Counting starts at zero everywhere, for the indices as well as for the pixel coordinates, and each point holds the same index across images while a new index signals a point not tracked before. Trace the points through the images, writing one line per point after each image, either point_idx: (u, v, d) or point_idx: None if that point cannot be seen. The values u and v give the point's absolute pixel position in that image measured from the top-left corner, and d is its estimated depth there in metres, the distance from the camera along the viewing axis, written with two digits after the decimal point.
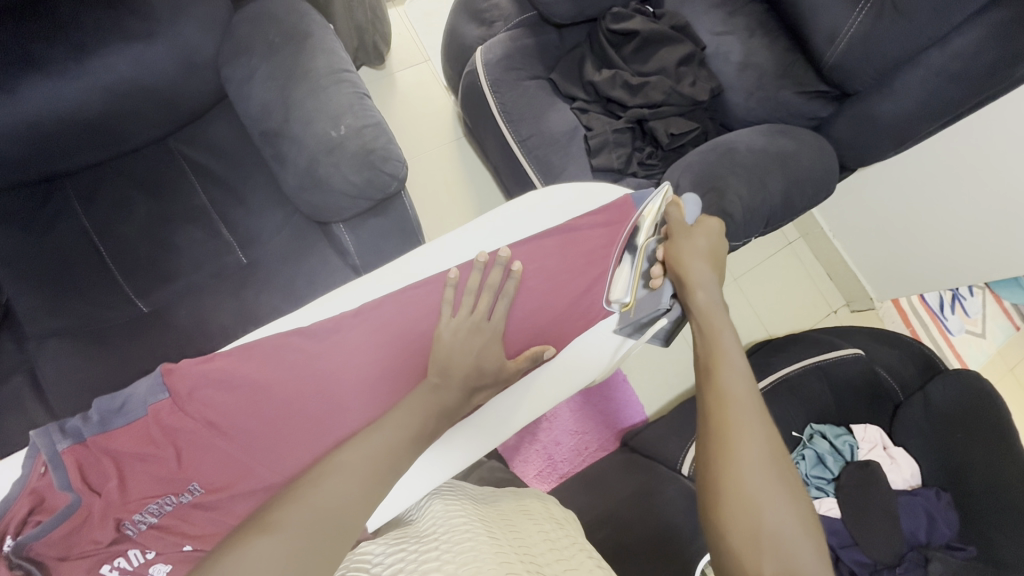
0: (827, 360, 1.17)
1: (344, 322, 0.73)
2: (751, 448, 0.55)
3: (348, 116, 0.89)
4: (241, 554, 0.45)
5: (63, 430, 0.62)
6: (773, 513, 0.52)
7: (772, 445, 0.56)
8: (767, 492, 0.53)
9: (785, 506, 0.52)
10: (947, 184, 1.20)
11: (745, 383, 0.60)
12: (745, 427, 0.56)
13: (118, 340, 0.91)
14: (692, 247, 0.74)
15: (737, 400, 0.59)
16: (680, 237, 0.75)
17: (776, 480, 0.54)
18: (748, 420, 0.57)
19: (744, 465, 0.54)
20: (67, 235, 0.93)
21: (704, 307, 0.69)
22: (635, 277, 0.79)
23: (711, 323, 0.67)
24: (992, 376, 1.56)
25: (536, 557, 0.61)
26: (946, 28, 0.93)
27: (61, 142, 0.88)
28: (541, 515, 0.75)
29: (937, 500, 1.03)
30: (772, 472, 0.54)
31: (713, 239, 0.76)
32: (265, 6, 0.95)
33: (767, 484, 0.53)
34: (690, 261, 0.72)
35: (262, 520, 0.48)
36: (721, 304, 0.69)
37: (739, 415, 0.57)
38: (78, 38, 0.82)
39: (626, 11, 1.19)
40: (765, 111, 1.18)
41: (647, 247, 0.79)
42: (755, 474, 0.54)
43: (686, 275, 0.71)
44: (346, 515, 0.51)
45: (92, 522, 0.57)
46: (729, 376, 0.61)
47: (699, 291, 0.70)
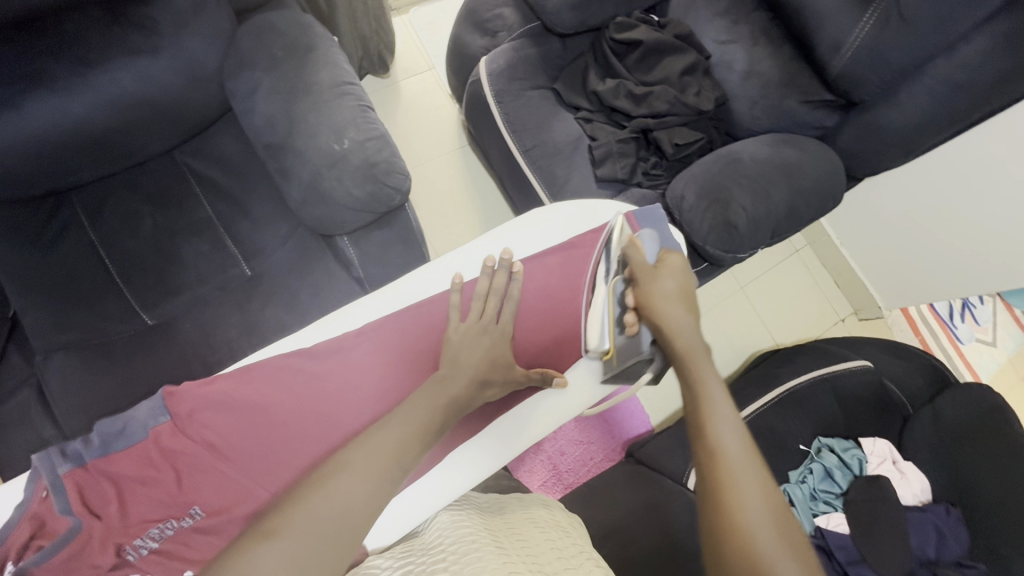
0: (836, 372, 1.16)
1: (346, 342, 0.73)
2: (753, 512, 0.51)
3: (350, 130, 0.89)
4: (242, 568, 0.45)
5: (64, 453, 0.63)
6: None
7: (774, 502, 0.53)
8: (777, 555, 0.49)
9: (797, 567, 0.49)
10: (957, 193, 1.19)
11: (738, 434, 0.57)
12: (745, 490, 0.53)
13: (124, 353, 0.91)
14: (659, 289, 0.69)
15: (732, 457, 0.55)
16: (647, 281, 0.71)
17: (783, 541, 0.50)
18: (748, 482, 0.53)
19: (749, 532, 0.50)
20: (73, 248, 0.93)
21: (686, 354, 0.64)
22: (609, 326, 0.76)
23: (695, 369, 0.63)
24: (1003, 385, 1.54)
25: (542, 565, 0.60)
26: (952, 37, 0.93)
27: (66, 156, 0.89)
28: (547, 523, 0.74)
29: (947, 516, 1.01)
30: (777, 525, 0.51)
31: (681, 278, 0.72)
32: (269, 19, 0.95)
33: (774, 548, 0.49)
34: (664, 305, 0.68)
35: (263, 525, 0.48)
36: (701, 348, 0.65)
37: (732, 468, 0.54)
38: (82, 53, 0.82)
39: (629, 21, 1.19)
40: (770, 120, 1.17)
41: (615, 290, 0.75)
42: (762, 541, 0.50)
43: (661, 320, 0.67)
44: (350, 515, 0.50)
45: (93, 546, 0.57)
46: (717, 425, 0.57)
47: (678, 338, 0.66)
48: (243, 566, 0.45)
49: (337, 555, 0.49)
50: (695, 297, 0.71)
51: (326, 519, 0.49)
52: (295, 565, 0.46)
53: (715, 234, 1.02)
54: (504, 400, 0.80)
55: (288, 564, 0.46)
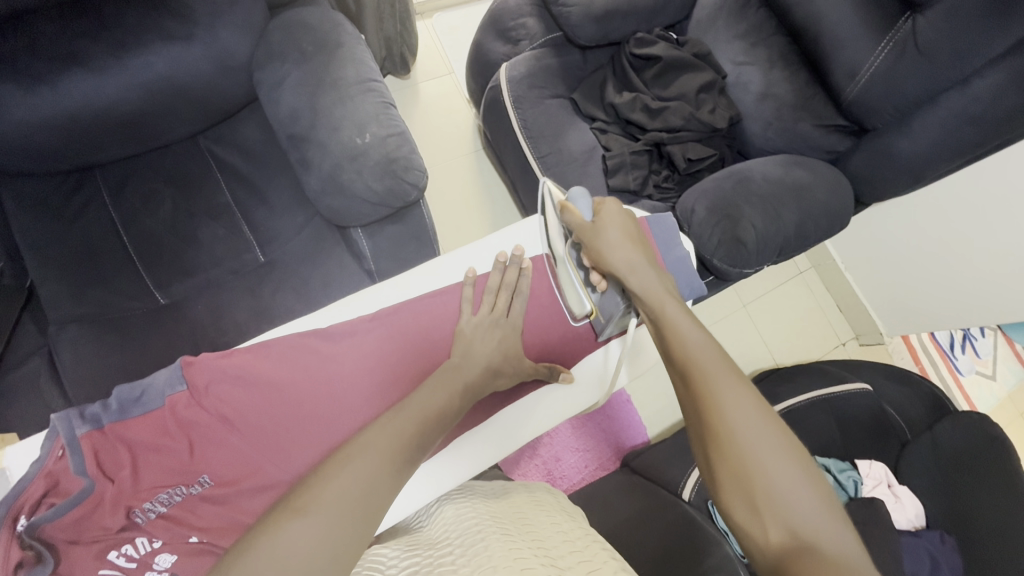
0: (834, 394, 1.17)
1: (361, 327, 0.75)
2: (732, 412, 0.54)
3: (372, 124, 0.91)
4: (276, 540, 0.45)
5: (82, 416, 0.64)
6: (772, 470, 0.50)
7: (755, 404, 0.55)
8: (766, 454, 0.51)
9: (784, 461, 0.51)
10: (962, 225, 1.20)
11: (707, 350, 0.59)
12: (725, 397, 0.55)
13: (137, 329, 0.92)
14: (608, 243, 0.73)
15: (705, 372, 0.57)
16: (593, 237, 0.74)
17: (769, 440, 0.52)
18: (727, 390, 0.55)
19: (734, 439, 0.52)
20: (93, 224, 0.95)
21: (644, 292, 0.68)
22: (580, 287, 0.78)
23: (658, 306, 0.66)
24: (1001, 419, 1.54)
25: (550, 551, 0.61)
26: (966, 71, 0.95)
27: (95, 134, 0.91)
28: (554, 508, 0.76)
29: (940, 544, 1.02)
30: (760, 427, 0.53)
31: (623, 223, 0.75)
32: (301, 15, 0.98)
33: (761, 448, 0.52)
34: (612, 254, 0.71)
35: (294, 503, 0.48)
36: (658, 284, 0.68)
37: (707, 381, 0.56)
38: (120, 36, 0.85)
39: (649, 37, 1.21)
40: (782, 142, 1.19)
41: (571, 256, 0.78)
42: (749, 442, 0.52)
43: (614, 264, 0.71)
44: (374, 497, 0.50)
45: (103, 508, 0.59)
46: (688, 351, 0.60)
47: (634, 278, 0.69)
48: (278, 545, 0.45)
49: (361, 536, 0.48)
50: (640, 238, 0.75)
51: (355, 500, 0.49)
52: (327, 546, 0.46)
53: (723, 249, 1.04)
54: (512, 392, 0.80)
55: (321, 544, 0.46)
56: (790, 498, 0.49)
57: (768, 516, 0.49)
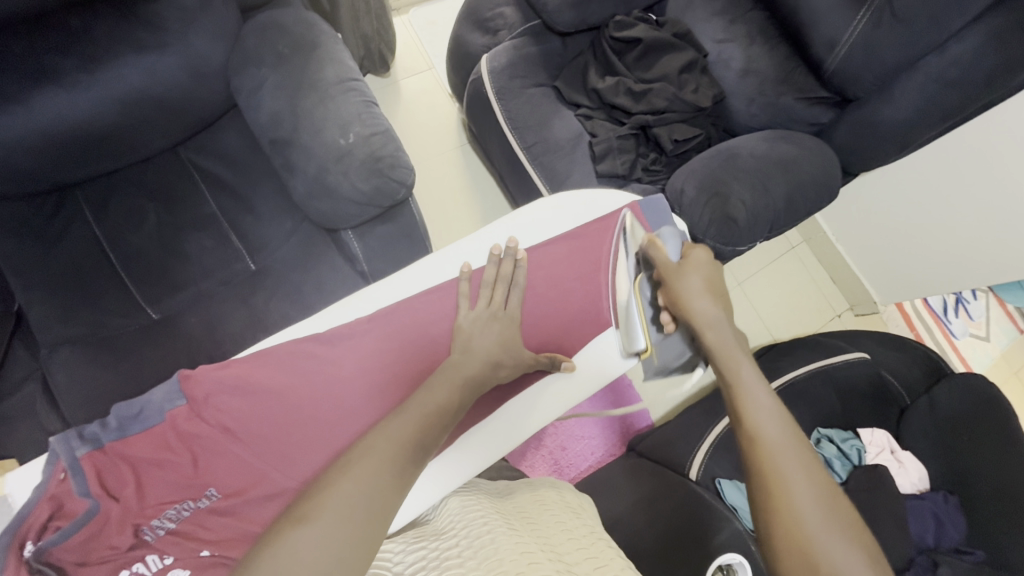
0: (833, 364, 1.18)
1: (357, 328, 0.74)
2: (797, 489, 0.54)
3: (355, 125, 0.90)
4: (279, 549, 0.44)
5: (82, 436, 0.63)
6: (836, 554, 0.50)
7: (823, 487, 0.55)
8: (827, 538, 0.51)
9: (850, 546, 0.51)
10: (951, 190, 1.21)
11: (775, 419, 0.60)
12: (788, 473, 0.55)
13: (130, 347, 0.91)
14: (688, 287, 0.73)
15: (772, 443, 0.58)
16: (675, 279, 0.74)
17: (835, 526, 0.52)
18: (793, 468, 0.55)
19: (803, 520, 0.52)
20: (78, 243, 0.94)
21: (719, 347, 0.68)
22: (642, 322, 0.80)
23: (728, 361, 0.66)
24: (997, 379, 1.56)
25: (556, 548, 0.60)
26: (943, 36, 0.95)
27: (73, 151, 0.89)
28: (557, 506, 0.75)
29: (945, 503, 1.04)
30: (825, 508, 0.53)
31: (707, 273, 0.75)
32: (275, 17, 0.96)
33: (829, 535, 0.52)
34: (694, 300, 0.71)
35: (295, 511, 0.47)
36: (734, 341, 0.68)
37: (776, 455, 0.57)
38: (91, 49, 0.83)
39: (628, 20, 1.20)
40: (767, 117, 1.19)
41: (643, 293, 0.81)
42: (815, 529, 0.52)
43: (692, 312, 0.71)
44: (378, 499, 0.49)
45: (110, 527, 0.58)
46: (757, 419, 0.60)
47: (710, 331, 0.69)
48: (281, 553, 0.44)
49: (367, 539, 0.47)
50: (723, 291, 0.74)
51: (359, 501, 0.48)
52: (332, 551, 0.45)
53: (715, 228, 1.03)
54: (516, 383, 0.81)
55: (326, 549, 0.45)
56: None
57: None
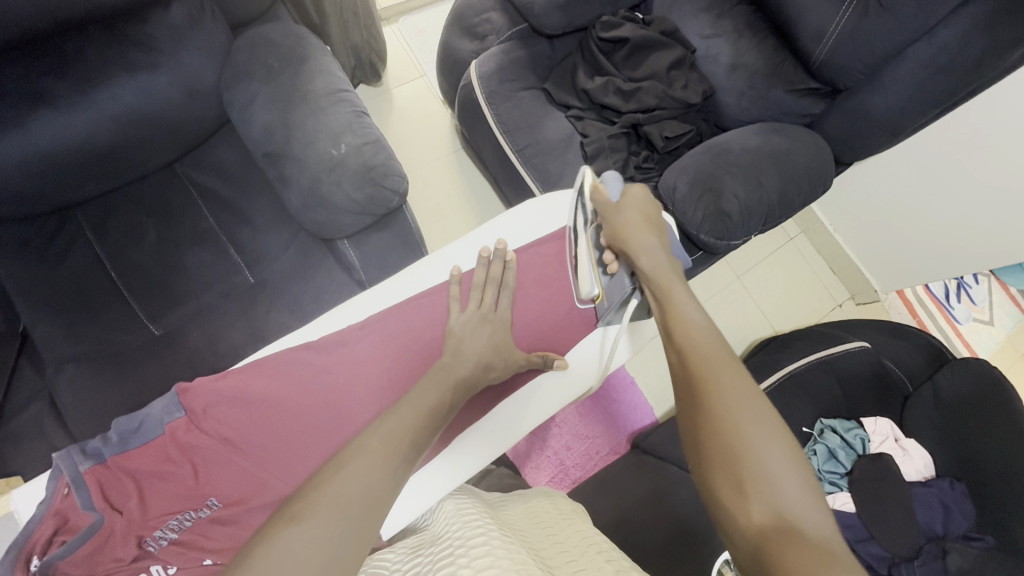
0: (833, 354, 1.19)
1: (351, 335, 0.76)
2: (723, 389, 0.54)
3: (347, 135, 0.91)
4: (272, 548, 0.45)
5: (84, 451, 0.65)
6: (759, 450, 0.50)
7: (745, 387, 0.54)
8: (748, 432, 0.51)
9: (773, 444, 0.50)
10: (947, 176, 1.21)
11: (706, 328, 0.60)
12: (715, 373, 0.55)
13: (132, 362, 0.92)
14: (625, 220, 0.73)
15: (702, 350, 0.58)
16: (610, 215, 0.75)
17: (761, 424, 0.51)
18: (719, 368, 0.56)
19: (726, 425, 0.52)
20: (79, 262, 0.95)
21: (653, 271, 0.68)
22: (592, 268, 0.79)
23: (663, 283, 0.67)
24: (1003, 363, 1.56)
25: (546, 559, 0.61)
26: (929, 23, 0.95)
27: (69, 173, 0.91)
28: (552, 516, 0.76)
29: (952, 490, 1.03)
30: (749, 402, 0.53)
31: (643, 207, 0.75)
32: (263, 32, 0.98)
33: (748, 431, 0.51)
34: (626, 231, 0.72)
35: (290, 510, 0.48)
36: (669, 264, 0.69)
37: (703, 359, 0.57)
38: (84, 71, 0.85)
39: (615, 19, 1.21)
40: (757, 110, 1.19)
41: (590, 237, 0.79)
42: (736, 425, 0.51)
43: (627, 240, 0.71)
44: (371, 498, 0.50)
45: (114, 539, 0.59)
46: (686, 328, 0.61)
47: (643, 256, 0.70)
48: (272, 552, 0.45)
49: (358, 539, 0.48)
50: (659, 220, 0.75)
51: (351, 502, 0.49)
52: (323, 550, 0.46)
53: (709, 223, 1.04)
54: (506, 385, 0.81)
55: (316, 547, 0.45)
56: (776, 480, 0.48)
57: (756, 497, 0.48)
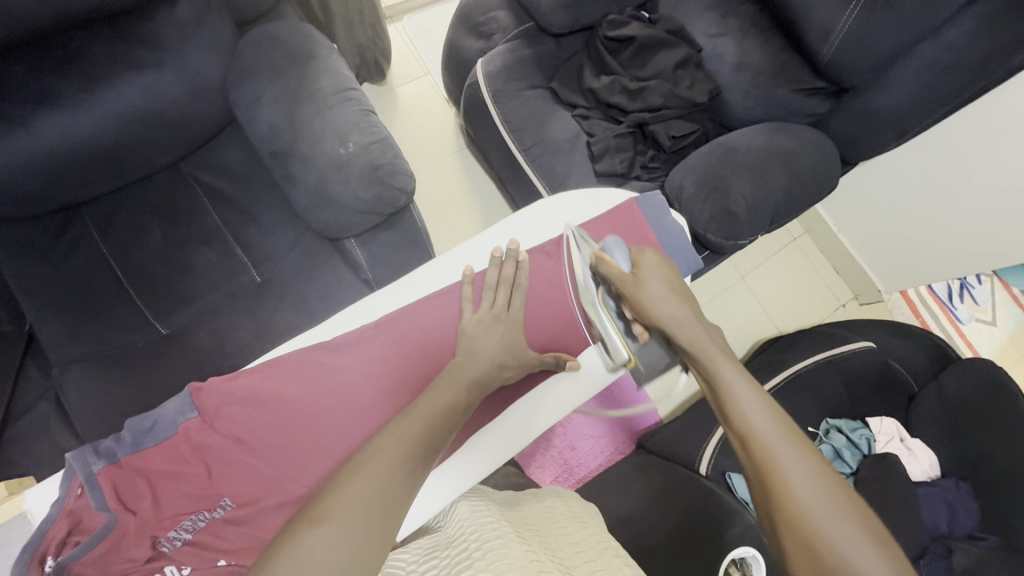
0: (840, 354, 1.17)
1: (364, 336, 0.75)
2: (797, 485, 0.53)
3: (354, 133, 0.91)
4: (292, 549, 0.45)
5: (97, 451, 0.65)
6: (848, 550, 0.49)
7: (817, 472, 0.54)
8: (832, 532, 0.50)
9: (860, 539, 0.50)
10: (952, 176, 1.21)
11: (764, 413, 0.59)
12: (786, 467, 0.54)
13: (139, 362, 0.92)
14: (650, 295, 0.70)
15: (766, 441, 0.57)
16: (634, 289, 0.72)
17: (843, 521, 0.51)
18: (789, 462, 0.55)
19: (808, 528, 0.51)
20: (85, 261, 0.95)
21: (695, 349, 0.66)
22: (618, 337, 0.78)
23: (708, 361, 0.65)
24: (1005, 363, 1.56)
25: (564, 561, 0.61)
26: (934, 22, 0.95)
27: (75, 172, 0.90)
28: (565, 518, 0.75)
29: (958, 490, 1.04)
30: (826, 497, 0.52)
31: (664, 274, 0.73)
32: (269, 30, 0.97)
33: (834, 526, 0.51)
34: (657, 307, 0.69)
35: (310, 512, 0.48)
36: (709, 337, 0.67)
37: (770, 453, 0.56)
38: (91, 70, 0.85)
39: (621, 18, 1.20)
40: (763, 110, 1.19)
41: (609, 306, 0.78)
42: (820, 528, 0.51)
43: (659, 319, 0.69)
44: (390, 499, 0.50)
45: (128, 539, 0.59)
46: (744, 414, 0.59)
47: (681, 332, 0.68)
48: (293, 553, 0.45)
49: (378, 539, 0.48)
50: (683, 287, 0.73)
51: (370, 502, 0.49)
52: (344, 550, 0.45)
53: (715, 222, 1.04)
54: (521, 385, 0.81)
55: (337, 548, 0.45)
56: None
57: None
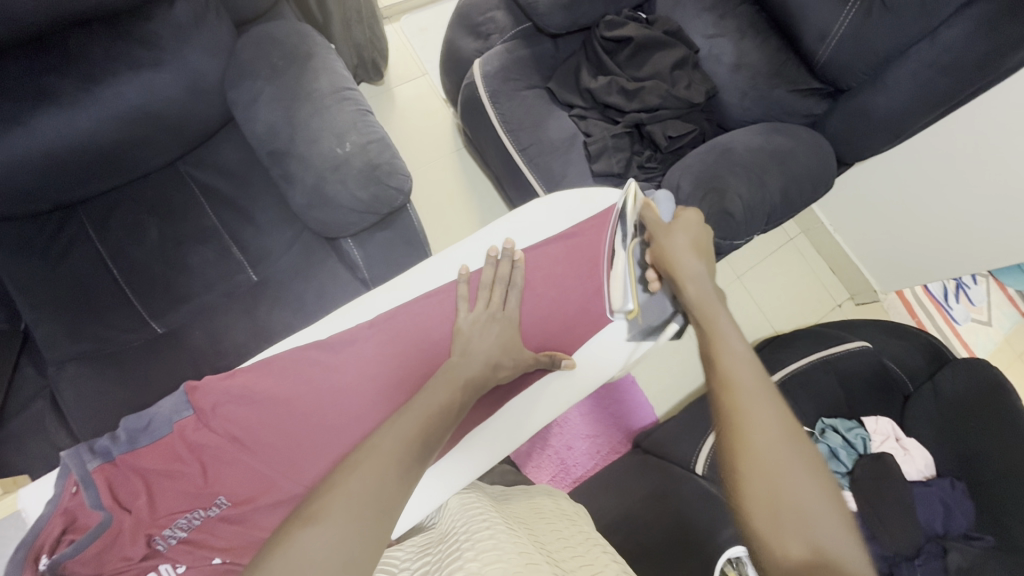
0: (832, 353, 1.18)
1: (359, 335, 0.75)
2: (761, 423, 0.55)
3: (352, 133, 0.91)
4: (288, 550, 0.45)
5: (92, 450, 0.65)
6: (796, 484, 0.52)
7: (787, 425, 0.56)
8: (786, 467, 0.53)
9: (810, 480, 0.52)
10: (949, 177, 1.22)
11: (747, 361, 0.61)
12: (754, 405, 0.57)
13: (134, 362, 0.92)
14: (676, 244, 0.74)
15: (743, 381, 0.59)
16: (662, 237, 0.75)
17: (798, 460, 0.53)
18: (759, 402, 0.57)
19: (764, 458, 0.53)
20: (81, 260, 0.95)
21: (697, 299, 0.69)
22: (632, 284, 0.82)
23: (706, 311, 0.68)
24: (1001, 363, 1.57)
25: (553, 554, 0.61)
26: (931, 24, 0.95)
27: (72, 171, 0.90)
28: (555, 514, 0.76)
29: (952, 490, 1.04)
30: (788, 439, 0.55)
31: (694, 232, 0.75)
32: (267, 30, 0.97)
33: (794, 471, 0.52)
34: (677, 256, 0.72)
35: (305, 511, 0.48)
36: (713, 292, 0.70)
37: (743, 391, 0.58)
38: (88, 68, 0.84)
39: (618, 19, 1.21)
40: (760, 110, 1.19)
41: (632, 253, 0.82)
42: (774, 459, 0.53)
43: (676, 267, 0.72)
44: (385, 500, 0.50)
45: (123, 537, 0.59)
46: (730, 357, 0.61)
47: (690, 284, 0.70)
48: (289, 554, 0.45)
49: (374, 540, 0.48)
50: (708, 249, 0.75)
51: (365, 503, 0.49)
52: (340, 551, 0.46)
53: (713, 222, 1.04)
54: (516, 384, 0.81)
55: (332, 550, 0.45)
56: (812, 516, 0.51)
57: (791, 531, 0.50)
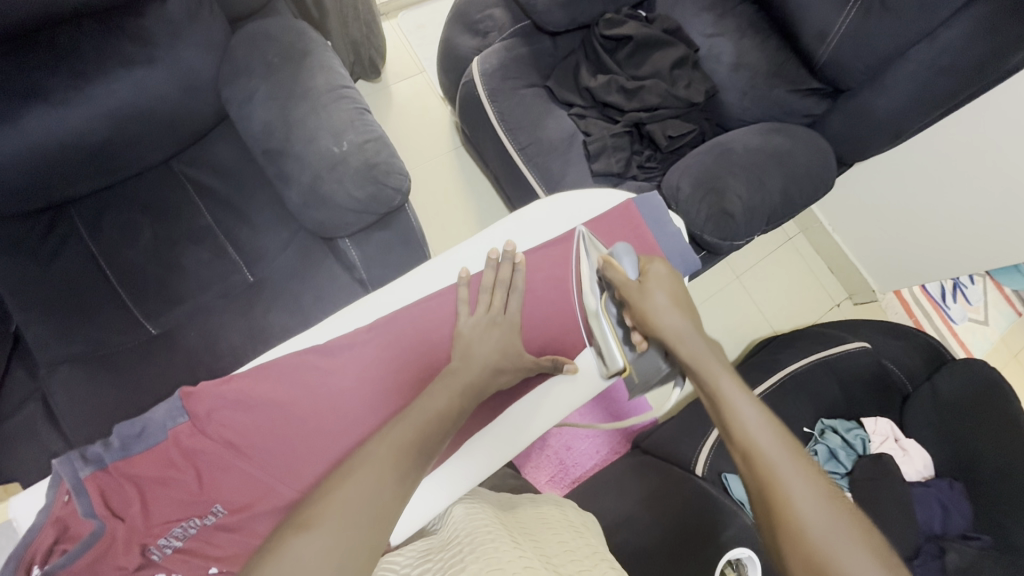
0: (834, 354, 1.17)
1: (358, 338, 0.74)
2: (799, 498, 0.51)
3: (349, 132, 0.90)
4: (281, 556, 0.44)
5: (85, 456, 0.63)
6: (856, 568, 0.47)
7: (826, 495, 0.51)
8: (837, 548, 0.48)
9: (867, 556, 0.47)
10: (947, 177, 1.21)
11: (763, 426, 0.57)
12: (787, 480, 0.52)
13: (128, 364, 0.90)
14: (654, 304, 0.69)
15: (766, 453, 0.54)
16: (638, 298, 0.70)
17: (846, 533, 0.49)
18: (790, 474, 0.52)
19: (812, 544, 0.48)
20: (73, 261, 0.93)
21: (694, 360, 0.64)
22: (615, 343, 0.76)
23: (706, 373, 0.63)
24: (997, 363, 1.57)
25: (557, 568, 0.60)
26: (932, 24, 0.95)
27: (64, 170, 0.89)
28: (561, 524, 0.75)
29: (951, 491, 1.04)
30: (830, 510, 0.50)
31: (669, 284, 0.71)
32: (263, 26, 0.96)
33: (842, 547, 0.48)
34: (661, 318, 0.67)
35: (299, 517, 0.47)
36: (708, 349, 0.65)
37: (770, 465, 0.53)
38: (79, 66, 0.83)
39: (618, 17, 1.20)
40: (760, 110, 1.19)
41: (609, 311, 0.76)
42: (824, 542, 0.48)
43: (661, 329, 0.67)
44: (382, 507, 0.49)
45: (117, 547, 0.59)
46: (745, 427, 0.57)
47: (682, 344, 0.65)
48: (281, 561, 0.44)
49: (369, 547, 0.47)
50: (687, 300, 0.70)
51: (361, 508, 0.48)
52: (334, 557, 0.45)
53: (712, 223, 1.04)
54: (517, 388, 0.81)
55: (326, 557, 0.44)
56: None
57: None
